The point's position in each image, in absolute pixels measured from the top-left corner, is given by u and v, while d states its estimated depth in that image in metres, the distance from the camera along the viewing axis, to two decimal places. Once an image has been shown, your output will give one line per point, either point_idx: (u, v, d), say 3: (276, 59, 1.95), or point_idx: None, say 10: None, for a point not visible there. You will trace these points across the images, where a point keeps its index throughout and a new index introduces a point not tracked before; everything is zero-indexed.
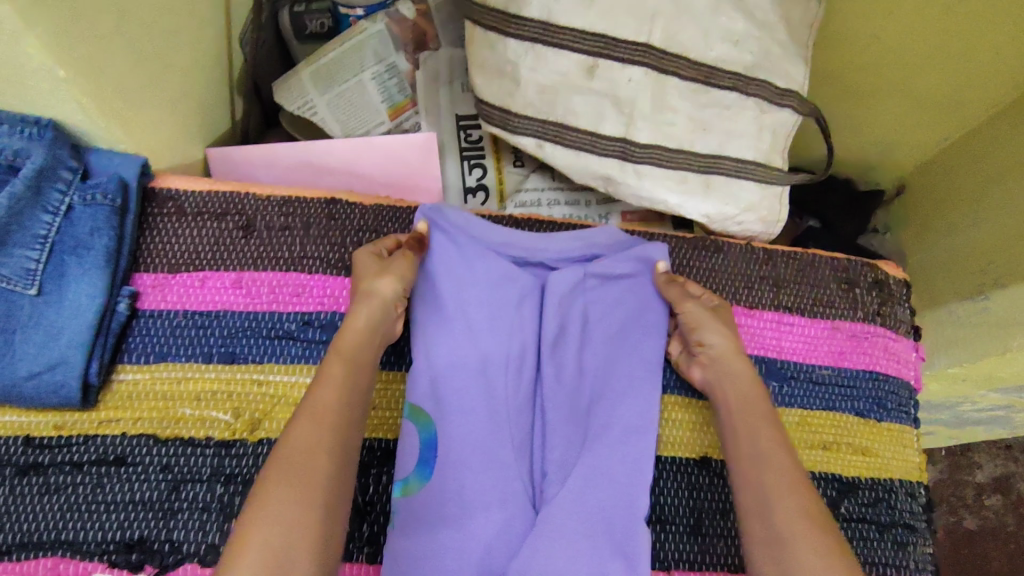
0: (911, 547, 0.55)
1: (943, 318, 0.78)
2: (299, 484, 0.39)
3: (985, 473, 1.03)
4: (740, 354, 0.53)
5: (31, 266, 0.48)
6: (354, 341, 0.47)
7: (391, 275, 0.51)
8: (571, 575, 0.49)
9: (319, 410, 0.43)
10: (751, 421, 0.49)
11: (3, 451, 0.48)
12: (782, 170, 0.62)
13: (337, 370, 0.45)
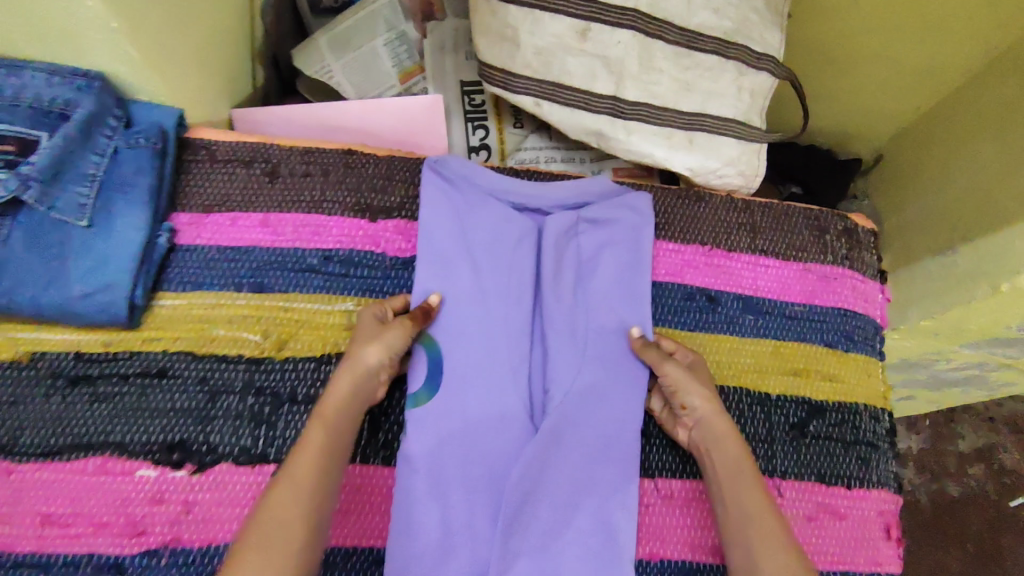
0: (874, 462, 0.60)
1: (915, 274, 0.82)
2: (276, 551, 0.40)
3: (967, 443, 1.10)
4: (722, 413, 0.53)
5: (83, 200, 0.53)
6: (334, 406, 0.48)
7: (377, 343, 0.52)
8: (563, 471, 0.56)
9: (298, 473, 0.44)
10: (736, 480, 0.50)
11: (55, 364, 0.53)
12: (759, 129, 0.67)
13: (318, 433, 0.46)
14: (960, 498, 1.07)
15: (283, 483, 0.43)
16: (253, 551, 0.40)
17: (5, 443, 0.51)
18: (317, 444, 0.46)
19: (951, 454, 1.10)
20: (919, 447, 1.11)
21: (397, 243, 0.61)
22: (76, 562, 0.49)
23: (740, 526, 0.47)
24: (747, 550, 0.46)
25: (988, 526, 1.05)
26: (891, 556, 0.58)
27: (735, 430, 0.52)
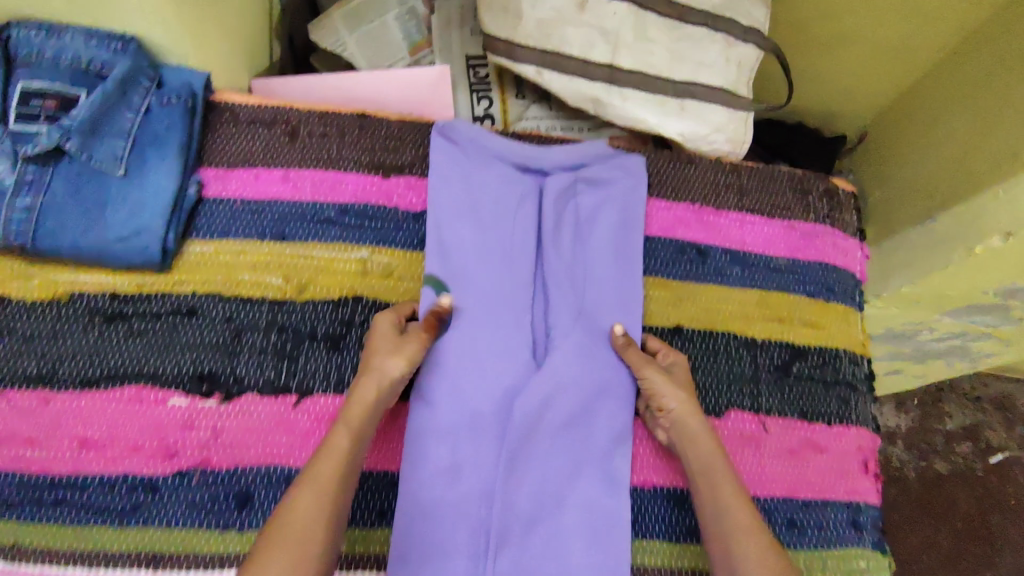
0: (853, 401, 0.65)
1: (898, 244, 0.86)
2: (300, 546, 0.45)
3: (955, 422, 1.15)
4: (696, 413, 0.57)
5: (119, 152, 0.58)
6: (358, 416, 0.52)
7: (399, 356, 0.54)
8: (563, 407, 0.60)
9: (319, 481, 0.48)
10: (710, 477, 0.54)
11: (92, 303, 0.57)
12: (746, 99, 0.71)
13: (342, 440, 0.50)
14: (945, 472, 1.12)
15: (305, 491, 0.48)
16: (277, 544, 0.45)
17: (44, 373, 0.55)
18: (341, 449, 0.50)
19: (941, 433, 1.15)
20: (907, 426, 1.15)
21: (408, 198, 0.65)
22: (110, 482, 0.53)
23: (721, 530, 0.52)
24: (725, 540, 0.51)
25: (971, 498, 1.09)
26: (869, 488, 0.62)
27: (710, 428, 0.57)
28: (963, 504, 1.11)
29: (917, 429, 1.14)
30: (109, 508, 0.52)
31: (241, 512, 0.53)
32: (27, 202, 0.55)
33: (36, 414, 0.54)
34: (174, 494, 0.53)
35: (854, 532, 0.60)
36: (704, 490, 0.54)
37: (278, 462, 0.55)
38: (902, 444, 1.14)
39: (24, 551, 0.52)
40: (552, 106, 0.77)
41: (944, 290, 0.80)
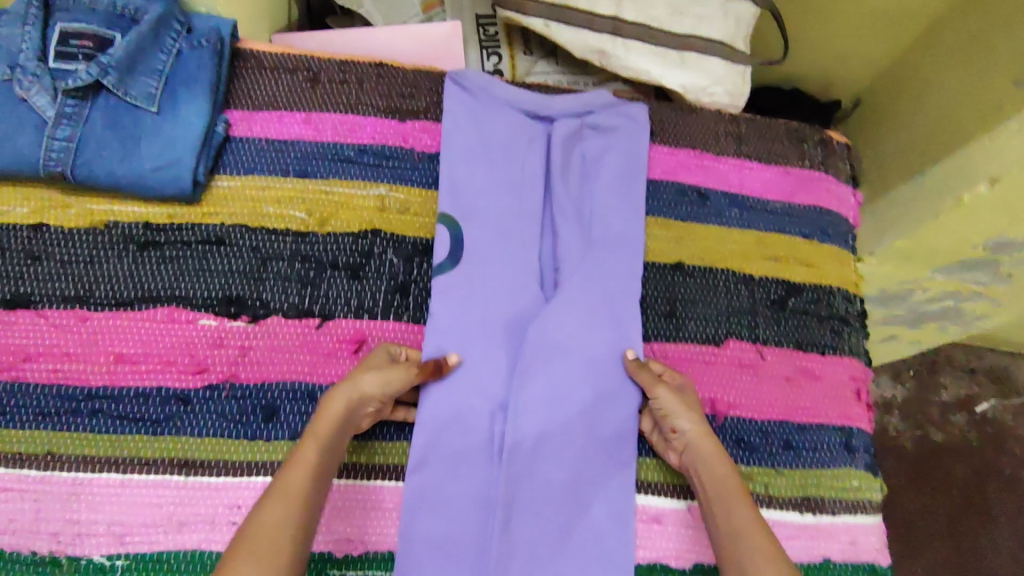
0: (845, 335, 0.68)
1: (896, 202, 0.84)
2: (266, 557, 0.41)
3: (950, 393, 1.18)
4: (710, 435, 0.55)
5: (152, 90, 0.61)
6: (326, 428, 0.50)
7: (375, 372, 0.54)
8: (572, 336, 0.62)
9: (290, 489, 0.46)
10: (727, 504, 0.51)
11: (127, 232, 0.61)
12: (745, 53, 0.74)
13: (310, 453, 0.49)
14: (943, 446, 1.15)
15: (274, 501, 0.45)
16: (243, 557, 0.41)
17: (81, 294, 0.58)
18: (310, 461, 0.48)
19: (936, 403, 1.17)
20: (903, 397, 1.18)
21: (423, 141, 0.68)
22: (145, 394, 0.56)
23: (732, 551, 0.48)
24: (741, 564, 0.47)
25: (970, 473, 1.13)
26: (860, 415, 0.66)
27: (722, 452, 0.55)
28: (959, 473, 1.13)
29: (913, 399, 1.17)
30: (144, 418, 0.55)
31: (268, 423, 0.57)
32: (66, 133, 0.59)
33: (74, 331, 0.57)
34: (206, 406, 0.56)
35: (846, 454, 0.64)
36: (721, 519, 0.50)
37: (304, 378, 0.58)
38: (899, 414, 1.16)
39: (59, 459, 0.54)
40: (559, 61, 0.80)
41: (939, 247, 0.81)
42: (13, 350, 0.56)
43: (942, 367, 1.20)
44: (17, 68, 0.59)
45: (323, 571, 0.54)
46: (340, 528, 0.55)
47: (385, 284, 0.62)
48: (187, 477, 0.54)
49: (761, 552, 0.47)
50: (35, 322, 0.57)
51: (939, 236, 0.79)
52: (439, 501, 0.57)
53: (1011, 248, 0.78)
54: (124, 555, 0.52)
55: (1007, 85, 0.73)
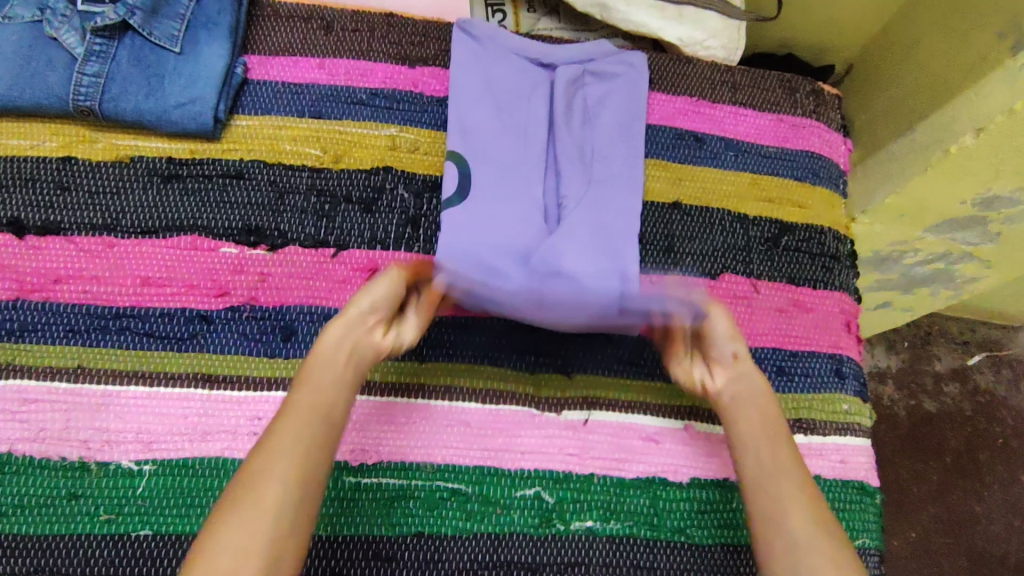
0: (836, 271, 0.71)
1: (884, 159, 0.87)
2: (246, 517, 0.42)
3: (943, 363, 1.21)
4: (759, 375, 0.56)
5: (175, 32, 0.64)
6: (317, 369, 0.49)
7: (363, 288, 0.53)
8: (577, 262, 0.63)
9: (273, 442, 0.45)
10: (774, 448, 0.51)
11: (151, 165, 0.64)
12: (740, 7, 0.77)
13: (297, 402, 0.47)
14: (937, 414, 1.18)
15: (258, 455, 0.45)
16: (226, 523, 0.42)
17: (108, 222, 0.61)
18: (296, 410, 0.47)
19: (929, 372, 1.20)
20: (898, 366, 1.20)
21: (432, 86, 0.71)
22: (170, 313, 0.59)
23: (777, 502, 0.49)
24: (775, 511, 0.48)
25: (964, 441, 1.16)
26: (851, 345, 0.69)
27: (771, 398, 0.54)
28: (952, 441, 1.16)
29: (906, 369, 1.20)
30: (168, 336, 0.58)
31: (286, 342, 0.60)
32: (95, 70, 0.62)
33: (102, 255, 0.60)
34: (228, 325, 0.59)
35: (836, 380, 0.67)
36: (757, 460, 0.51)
37: (319, 302, 0.61)
38: (893, 383, 1.19)
39: (88, 372, 0.57)
40: (562, 18, 0.83)
41: (927, 202, 0.83)
42: (43, 273, 0.59)
43: (937, 339, 1.23)
44: (47, 9, 0.62)
45: (339, 479, 0.56)
46: (356, 438, 0.57)
47: (396, 216, 0.65)
48: (210, 391, 0.57)
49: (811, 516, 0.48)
50: (65, 247, 0.60)
51: (927, 194, 0.81)
52: (454, 417, 0.59)
53: (997, 203, 0.80)
54: (150, 461, 0.55)
55: (988, 38, 0.75)
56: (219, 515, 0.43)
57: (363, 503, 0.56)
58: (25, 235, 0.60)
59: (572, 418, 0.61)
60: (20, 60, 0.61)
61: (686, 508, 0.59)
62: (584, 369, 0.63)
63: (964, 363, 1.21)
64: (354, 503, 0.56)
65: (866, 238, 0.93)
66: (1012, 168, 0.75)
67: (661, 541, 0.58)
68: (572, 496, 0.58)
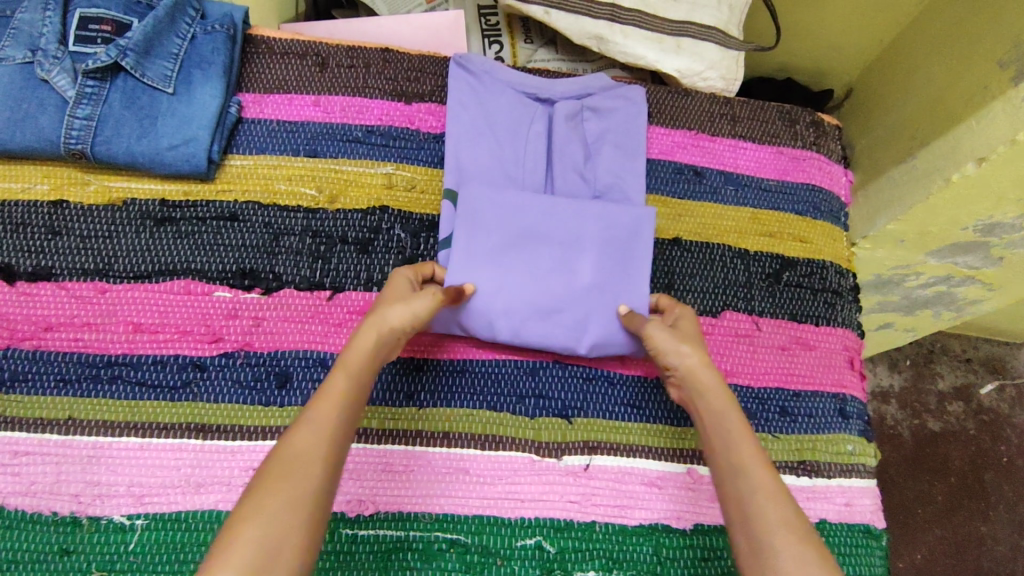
0: (839, 307, 0.70)
1: (883, 185, 0.86)
2: (293, 492, 0.39)
3: (946, 382, 1.20)
4: (706, 362, 0.53)
5: (168, 72, 0.64)
6: (359, 356, 0.48)
7: (402, 306, 0.52)
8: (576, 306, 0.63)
9: (321, 419, 0.43)
10: (727, 436, 0.49)
11: (144, 208, 0.63)
12: (738, 39, 0.77)
13: (342, 383, 0.46)
14: (942, 434, 1.17)
15: (304, 428, 0.43)
16: (268, 488, 0.39)
17: (100, 268, 0.60)
18: (340, 390, 0.45)
19: (933, 392, 1.19)
20: (901, 386, 1.19)
21: (429, 122, 0.71)
22: (163, 361, 0.58)
23: (735, 488, 0.46)
24: (745, 508, 0.45)
25: (969, 462, 1.15)
26: (854, 382, 0.68)
27: (721, 383, 0.52)
28: (957, 461, 1.15)
29: (910, 389, 1.19)
30: (161, 384, 0.58)
31: (281, 389, 0.59)
32: (86, 112, 0.61)
33: (94, 302, 0.59)
34: (221, 372, 0.58)
35: (840, 419, 0.66)
36: (722, 456, 0.48)
37: (315, 347, 0.60)
38: (897, 404, 1.18)
39: (80, 424, 0.56)
40: (559, 49, 0.82)
41: (929, 230, 0.82)
42: (34, 321, 0.58)
43: (940, 358, 1.22)
44: (38, 50, 0.61)
45: (336, 531, 0.55)
46: (353, 489, 0.56)
47: (392, 257, 0.65)
48: (204, 441, 0.56)
49: (771, 501, 0.44)
50: (56, 294, 0.59)
51: (928, 222, 0.81)
52: (453, 464, 0.58)
53: (1000, 230, 0.80)
54: (142, 515, 0.54)
55: (992, 66, 0.74)
56: (262, 482, 0.39)
57: (360, 556, 0.55)
58: (16, 282, 0.59)
59: (573, 463, 0.60)
60: (10, 102, 0.60)
61: (689, 557, 0.58)
62: (584, 413, 0.62)
63: (967, 382, 1.20)
64: (351, 556, 0.55)
65: (869, 263, 0.92)
66: (1015, 196, 0.74)
67: None
68: (573, 545, 0.57)
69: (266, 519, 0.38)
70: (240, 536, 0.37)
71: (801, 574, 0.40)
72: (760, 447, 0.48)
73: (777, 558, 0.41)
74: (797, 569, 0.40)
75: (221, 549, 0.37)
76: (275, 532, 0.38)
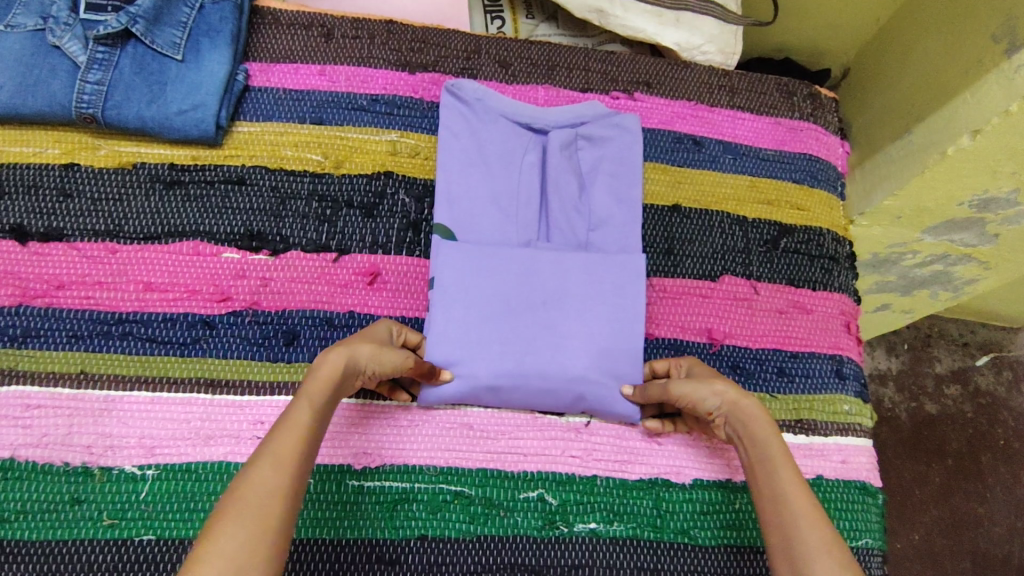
0: (835, 272, 0.71)
1: (880, 160, 0.87)
2: (256, 524, 0.41)
3: (944, 366, 1.22)
4: (747, 399, 0.55)
5: (176, 40, 0.65)
6: (321, 386, 0.49)
7: (372, 346, 0.53)
8: (573, 343, 0.61)
9: (281, 453, 0.45)
10: (771, 467, 0.51)
11: (154, 171, 0.64)
12: (736, 13, 0.78)
13: (303, 415, 0.47)
14: (940, 417, 1.18)
15: (265, 463, 0.44)
16: (231, 522, 0.40)
17: (112, 229, 0.62)
18: (301, 423, 0.46)
19: (931, 374, 1.20)
20: (899, 369, 1.21)
21: (433, 92, 0.72)
22: (173, 319, 0.59)
23: (781, 518, 0.48)
24: (788, 536, 0.47)
25: (966, 444, 1.16)
26: (851, 346, 0.69)
27: (766, 414, 0.54)
28: (954, 442, 1.16)
29: (908, 370, 1.20)
30: (171, 340, 0.59)
31: (289, 347, 0.60)
32: (98, 77, 0.62)
33: (106, 261, 0.60)
34: (230, 330, 0.60)
35: (837, 380, 0.67)
36: (766, 489, 0.50)
37: (321, 307, 0.61)
38: (894, 385, 1.19)
39: (91, 378, 0.57)
40: (560, 24, 0.83)
41: (924, 204, 0.83)
42: (47, 279, 0.59)
43: (938, 341, 1.23)
44: (49, 18, 0.63)
45: (343, 482, 0.56)
46: (359, 442, 0.57)
47: (397, 221, 0.66)
48: (213, 395, 0.57)
49: (813, 527, 0.46)
50: (68, 254, 0.60)
51: (925, 196, 0.81)
52: (456, 419, 0.60)
53: (996, 205, 0.81)
54: (154, 466, 0.55)
55: (985, 41, 0.75)
56: (221, 517, 0.41)
57: (367, 506, 0.56)
58: (28, 241, 0.61)
59: (574, 420, 0.61)
60: (23, 67, 0.62)
61: (688, 510, 0.59)
62: None
63: (965, 365, 1.21)
64: (357, 507, 0.56)
65: (867, 239, 0.93)
66: (1009, 168, 0.75)
67: (664, 543, 0.58)
68: (575, 499, 0.58)
69: (227, 554, 0.39)
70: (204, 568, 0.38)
71: None
72: (802, 479, 0.50)
73: None
74: None
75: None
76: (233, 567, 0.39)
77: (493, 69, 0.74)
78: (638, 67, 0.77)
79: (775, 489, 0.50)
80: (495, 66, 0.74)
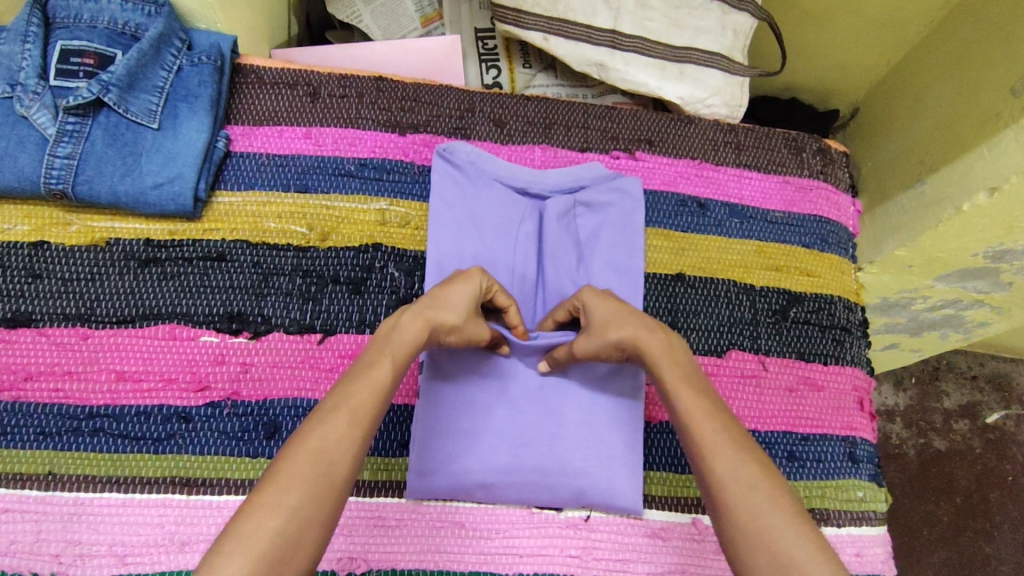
0: (848, 343, 0.68)
1: (891, 210, 0.76)
2: (319, 483, 0.39)
3: (952, 401, 1.08)
4: (649, 332, 0.51)
5: (153, 107, 0.61)
6: (404, 348, 0.48)
7: (458, 315, 0.51)
8: (568, 432, 0.58)
9: (357, 409, 0.43)
10: (678, 398, 0.47)
11: (128, 248, 0.61)
12: (743, 64, 0.73)
13: (382, 372, 0.46)
14: (947, 453, 1.05)
15: (338, 416, 0.42)
16: (298, 477, 0.39)
17: (84, 312, 0.58)
18: (380, 380, 0.45)
19: (939, 411, 1.07)
20: (906, 405, 1.07)
21: (424, 154, 0.68)
22: (147, 412, 0.56)
23: (694, 449, 0.45)
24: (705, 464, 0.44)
25: (976, 482, 1.03)
26: (863, 425, 0.66)
27: (670, 345, 0.51)
28: (962, 481, 1.03)
29: (915, 407, 1.06)
30: (146, 437, 0.55)
31: (269, 440, 0.56)
32: (67, 151, 0.58)
33: (78, 349, 0.57)
34: (207, 423, 0.56)
35: (850, 464, 0.64)
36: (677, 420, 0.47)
37: (304, 395, 0.58)
38: None
39: (61, 479, 0.54)
40: (559, 74, 0.80)
41: None
42: (14, 369, 0.57)
43: None
44: (17, 85, 0.58)
45: None
46: (343, 546, 0.54)
47: (386, 298, 0.62)
48: (189, 496, 0.54)
49: (726, 450, 0.44)
50: (38, 342, 0.57)
51: (939, 249, 0.70)
52: (448, 517, 0.56)
53: (1013, 257, 0.68)
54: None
55: (1003, 92, 0.63)
56: (288, 468, 0.40)
57: None
58: None
59: (572, 515, 0.57)
60: None
61: None
62: None
63: (974, 399, 1.08)
64: None
65: None
66: None
67: None
68: None
69: (291, 507, 0.38)
70: (263, 517, 0.37)
71: (764, 522, 0.40)
72: (717, 403, 0.47)
73: (737, 509, 0.41)
74: (757, 519, 0.41)
75: (235, 528, 0.37)
76: (292, 521, 0.38)
77: (488, 128, 0.71)
78: (640, 124, 0.73)
79: (684, 420, 0.46)
80: (489, 125, 0.71)
